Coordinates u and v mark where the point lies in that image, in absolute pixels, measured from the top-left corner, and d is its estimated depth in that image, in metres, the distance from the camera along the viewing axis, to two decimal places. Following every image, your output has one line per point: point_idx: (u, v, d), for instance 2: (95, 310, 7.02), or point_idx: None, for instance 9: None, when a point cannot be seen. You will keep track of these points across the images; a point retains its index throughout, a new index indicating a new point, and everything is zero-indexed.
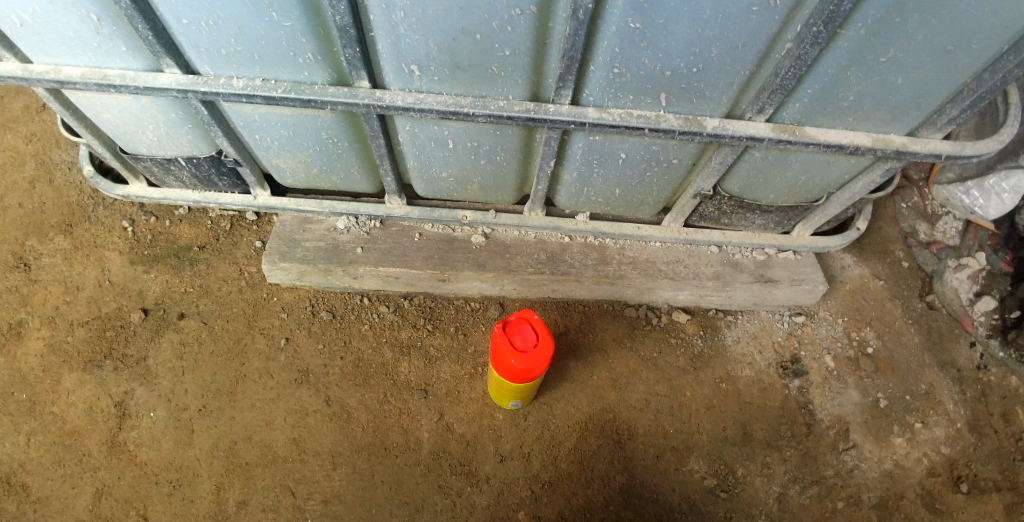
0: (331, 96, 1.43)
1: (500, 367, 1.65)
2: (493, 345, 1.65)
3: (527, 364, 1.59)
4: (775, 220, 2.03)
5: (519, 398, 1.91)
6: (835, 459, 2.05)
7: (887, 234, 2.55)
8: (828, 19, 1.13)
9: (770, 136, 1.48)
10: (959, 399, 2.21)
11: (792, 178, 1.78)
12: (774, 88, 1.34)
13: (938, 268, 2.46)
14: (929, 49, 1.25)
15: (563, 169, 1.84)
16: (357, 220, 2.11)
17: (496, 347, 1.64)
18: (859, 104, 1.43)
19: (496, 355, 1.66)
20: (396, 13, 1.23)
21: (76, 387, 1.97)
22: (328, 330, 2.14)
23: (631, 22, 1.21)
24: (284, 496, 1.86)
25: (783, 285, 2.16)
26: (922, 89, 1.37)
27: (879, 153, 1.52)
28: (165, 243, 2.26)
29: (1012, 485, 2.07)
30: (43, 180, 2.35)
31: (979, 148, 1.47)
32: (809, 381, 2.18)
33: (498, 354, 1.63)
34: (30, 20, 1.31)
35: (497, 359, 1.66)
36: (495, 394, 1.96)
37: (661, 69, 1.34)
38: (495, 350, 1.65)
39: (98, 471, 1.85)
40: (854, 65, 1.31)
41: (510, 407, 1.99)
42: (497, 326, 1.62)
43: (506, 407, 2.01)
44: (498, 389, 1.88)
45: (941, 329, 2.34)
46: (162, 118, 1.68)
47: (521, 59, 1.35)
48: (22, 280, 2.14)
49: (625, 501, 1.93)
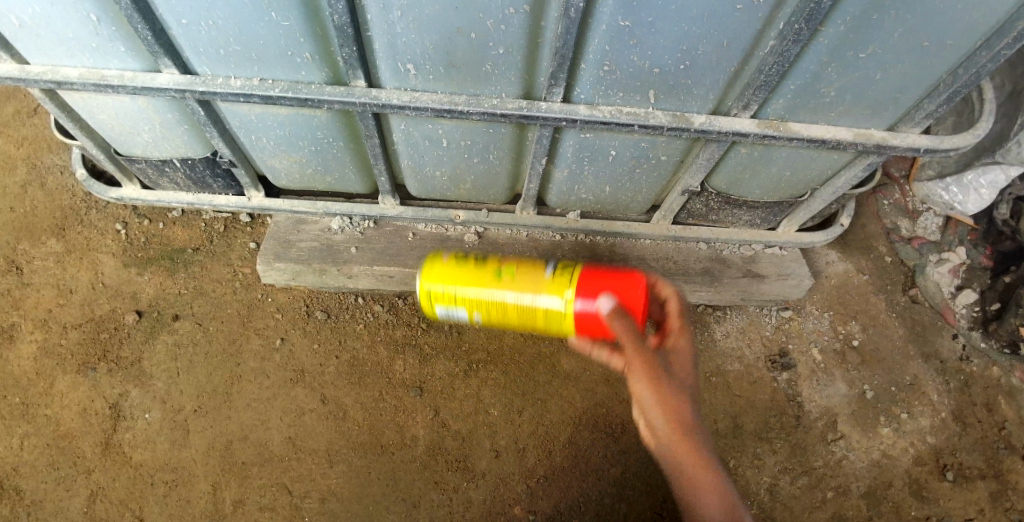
0: (328, 95, 1.46)
1: (579, 315, 1.37)
2: (606, 279, 1.36)
3: (601, 331, 1.39)
4: (761, 217, 2.08)
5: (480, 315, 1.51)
6: (824, 450, 2.10)
7: (870, 230, 2.60)
8: (808, 16, 1.16)
9: (755, 132, 1.53)
10: (943, 389, 2.26)
11: (776, 173, 1.84)
12: (758, 85, 1.39)
13: (920, 263, 2.52)
14: (905, 46, 1.30)
15: (554, 167, 1.87)
16: (351, 221, 2.13)
17: (612, 284, 1.33)
18: (839, 100, 1.49)
19: (588, 292, 1.36)
20: (393, 13, 1.26)
21: (69, 389, 1.97)
22: (323, 329, 2.15)
23: (621, 20, 1.25)
24: (281, 494, 1.87)
25: (769, 280, 2.21)
26: (899, 84, 1.43)
27: (860, 148, 1.58)
28: (158, 245, 2.25)
29: (996, 472, 2.13)
30: (34, 185, 2.35)
31: (955, 142, 1.53)
32: (797, 374, 2.22)
33: (615, 300, 1.30)
34: (29, 21, 1.32)
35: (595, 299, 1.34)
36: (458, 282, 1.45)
37: (650, 66, 1.39)
38: (607, 289, 1.34)
39: (92, 473, 1.85)
40: (834, 61, 1.36)
41: (436, 310, 1.54)
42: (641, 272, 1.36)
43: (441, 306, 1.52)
44: (504, 298, 1.45)
45: (924, 322, 2.40)
46: (158, 119, 1.70)
47: (514, 57, 1.39)
48: (14, 283, 2.13)
49: (619, 493, 1.96)
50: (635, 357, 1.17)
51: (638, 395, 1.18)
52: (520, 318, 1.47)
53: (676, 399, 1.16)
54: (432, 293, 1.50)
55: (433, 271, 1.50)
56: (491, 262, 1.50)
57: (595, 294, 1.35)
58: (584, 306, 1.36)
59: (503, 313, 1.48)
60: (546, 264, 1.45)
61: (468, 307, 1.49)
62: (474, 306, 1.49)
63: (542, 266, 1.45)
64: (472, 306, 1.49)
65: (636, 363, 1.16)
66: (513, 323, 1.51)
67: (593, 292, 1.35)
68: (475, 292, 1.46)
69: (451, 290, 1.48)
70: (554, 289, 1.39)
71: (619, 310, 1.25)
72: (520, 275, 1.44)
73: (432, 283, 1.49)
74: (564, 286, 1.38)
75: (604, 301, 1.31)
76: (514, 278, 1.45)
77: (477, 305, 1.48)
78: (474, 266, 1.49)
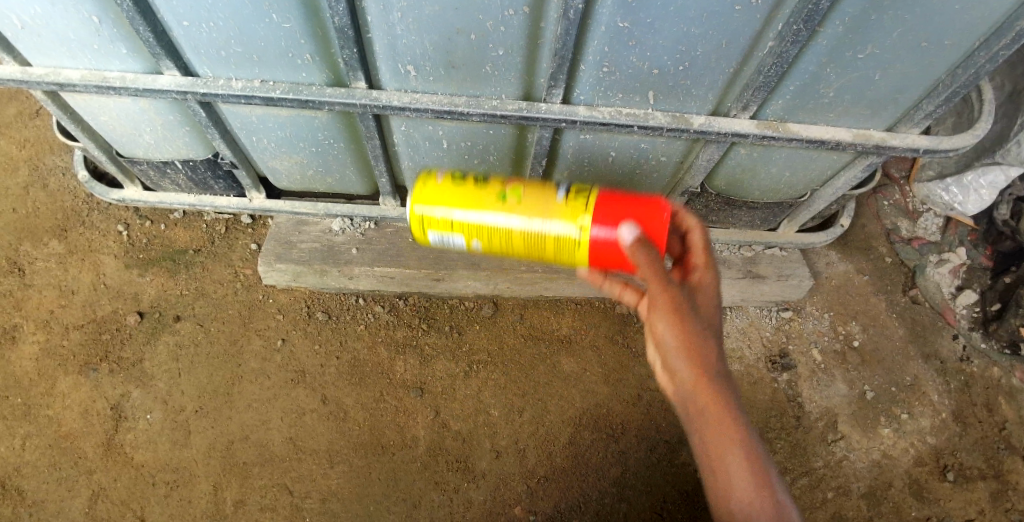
0: (328, 96, 1.47)
1: (595, 242, 1.33)
2: (626, 206, 1.33)
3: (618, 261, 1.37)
4: (760, 217, 2.09)
5: (478, 242, 1.45)
6: (824, 450, 2.10)
7: (870, 231, 2.61)
8: (807, 17, 1.17)
9: (754, 133, 1.53)
10: (944, 390, 2.26)
11: (776, 174, 1.84)
12: (757, 85, 1.39)
13: (920, 263, 2.52)
14: (904, 46, 1.30)
15: (554, 168, 1.88)
16: (352, 222, 2.13)
17: (634, 211, 1.31)
18: (838, 100, 1.49)
19: (607, 219, 1.33)
20: (393, 14, 1.27)
21: (71, 390, 1.97)
22: (323, 330, 2.16)
23: (620, 21, 1.26)
24: (282, 494, 1.87)
25: (769, 280, 2.22)
26: (898, 84, 1.43)
27: (859, 148, 1.58)
28: (159, 247, 2.26)
29: (997, 473, 2.13)
30: (36, 186, 2.36)
31: (954, 142, 1.53)
32: (797, 374, 2.23)
33: (637, 228, 1.28)
34: (31, 22, 1.33)
35: (616, 227, 1.32)
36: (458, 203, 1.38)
37: (650, 67, 1.39)
38: (628, 216, 1.31)
39: (93, 473, 1.86)
40: (833, 62, 1.37)
41: (429, 236, 1.46)
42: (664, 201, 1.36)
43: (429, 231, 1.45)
44: (509, 222, 1.38)
45: (924, 322, 2.40)
46: (159, 121, 1.70)
47: (514, 58, 1.39)
48: (16, 284, 2.14)
49: (619, 494, 1.97)
50: (658, 293, 1.16)
51: (658, 333, 1.18)
52: (526, 246, 1.42)
53: (699, 338, 1.15)
54: (426, 217, 1.42)
55: (426, 192, 1.41)
56: (493, 184, 1.43)
57: (614, 221, 1.32)
58: (602, 234, 1.32)
59: (507, 240, 1.42)
60: (556, 189, 1.40)
61: (467, 233, 1.42)
62: (474, 231, 1.42)
63: (553, 191, 1.40)
64: (469, 232, 1.42)
65: (658, 299, 1.16)
66: (516, 251, 1.45)
67: (613, 219, 1.32)
68: (477, 216, 1.39)
69: (450, 214, 1.40)
70: (568, 214, 1.35)
71: (643, 239, 1.24)
72: (529, 199, 1.38)
73: (426, 207, 1.40)
74: (579, 211, 1.34)
75: (623, 228, 1.29)
76: (521, 203, 1.39)
77: (477, 231, 1.41)
78: (473, 189, 1.41)
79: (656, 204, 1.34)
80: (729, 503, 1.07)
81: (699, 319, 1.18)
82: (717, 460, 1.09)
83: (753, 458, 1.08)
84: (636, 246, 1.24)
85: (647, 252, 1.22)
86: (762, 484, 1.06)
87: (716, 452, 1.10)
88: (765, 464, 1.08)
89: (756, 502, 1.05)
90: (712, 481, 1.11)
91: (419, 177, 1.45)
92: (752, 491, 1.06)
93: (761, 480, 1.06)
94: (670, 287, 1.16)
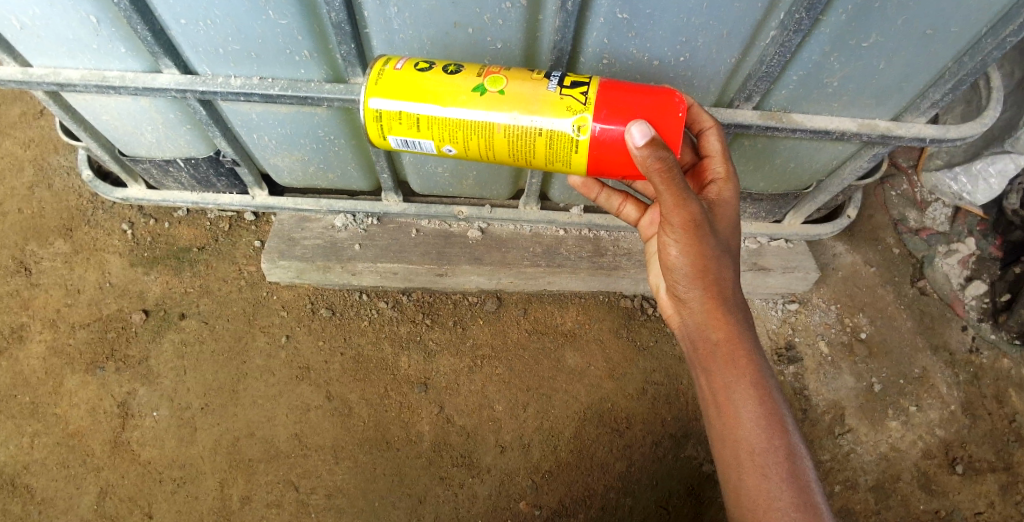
0: (327, 92, 1.45)
1: (595, 143, 1.13)
2: (634, 98, 1.11)
3: (622, 167, 1.16)
4: (766, 209, 2.07)
5: (449, 146, 1.24)
6: (831, 443, 2.09)
7: (877, 221, 2.57)
8: (809, 5, 1.14)
9: (757, 123, 1.50)
10: (952, 381, 2.24)
11: (781, 164, 1.82)
12: (760, 75, 1.36)
13: (929, 254, 2.49)
14: (908, 34, 1.28)
15: None
16: (354, 218, 2.13)
17: (645, 107, 1.10)
18: (842, 89, 1.47)
19: (613, 116, 1.11)
20: (389, 9, 1.26)
21: (78, 388, 1.99)
22: (328, 326, 2.16)
23: (619, 13, 1.24)
24: (288, 490, 1.88)
25: (775, 273, 2.20)
26: (902, 73, 1.40)
27: (864, 138, 1.55)
28: (164, 245, 2.27)
29: (1006, 465, 2.11)
30: (42, 186, 2.37)
31: (962, 131, 1.49)
32: (803, 367, 2.21)
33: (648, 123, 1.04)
34: (30, 23, 1.33)
35: (623, 124, 1.10)
36: (422, 98, 1.16)
37: (649, 58, 1.37)
38: (638, 111, 1.10)
39: (101, 471, 1.87)
40: (836, 51, 1.34)
41: (391, 138, 1.25)
42: (679, 94, 1.14)
43: (388, 133, 1.24)
44: (489, 119, 1.16)
45: (933, 313, 2.37)
46: (161, 119, 1.70)
47: (512, 52, 1.38)
48: (23, 284, 2.15)
49: (625, 488, 1.96)
50: (673, 211, 1.03)
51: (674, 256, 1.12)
52: (508, 149, 1.21)
53: (711, 259, 1.10)
54: (386, 115, 1.19)
55: (386, 84, 1.18)
56: (468, 72, 1.19)
57: (623, 118, 1.10)
58: (604, 134, 1.12)
59: (484, 143, 1.20)
60: (546, 77, 1.17)
61: (437, 134, 1.21)
62: (446, 132, 1.20)
63: (542, 80, 1.16)
64: (437, 134, 1.21)
65: (676, 216, 1.04)
66: (495, 156, 1.25)
67: (619, 115, 1.10)
68: (447, 113, 1.16)
69: (413, 111, 1.18)
70: (563, 109, 1.13)
71: (658, 139, 0.96)
72: (513, 90, 1.15)
73: (387, 102, 1.17)
74: (578, 106, 1.12)
75: (630, 128, 0.99)
76: (503, 95, 1.16)
77: (449, 131, 1.20)
78: (442, 78, 1.18)
79: (669, 97, 1.12)
80: (736, 451, 1.09)
81: (717, 240, 1.10)
82: (726, 399, 1.12)
83: (763, 399, 1.10)
84: (645, 152, 0.96)
85: (660, 158, 0.95)
86: (773, 431, 1.08)
87: (724, 391, 1.12)
88: (776, 406, 1.10)
89: (765, 448, 1.07)
90: (720, 424, 1.12)
91: (375, 64, 1.21)
92: (763, 439, 1.08)
93: (773, 427, 1.08)
94: (690, 203, 1.01)
